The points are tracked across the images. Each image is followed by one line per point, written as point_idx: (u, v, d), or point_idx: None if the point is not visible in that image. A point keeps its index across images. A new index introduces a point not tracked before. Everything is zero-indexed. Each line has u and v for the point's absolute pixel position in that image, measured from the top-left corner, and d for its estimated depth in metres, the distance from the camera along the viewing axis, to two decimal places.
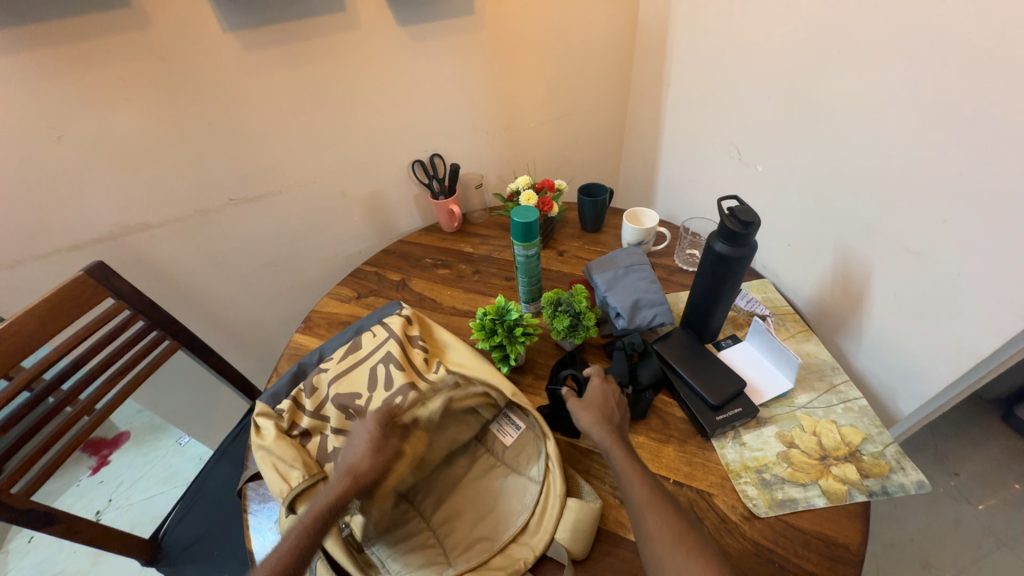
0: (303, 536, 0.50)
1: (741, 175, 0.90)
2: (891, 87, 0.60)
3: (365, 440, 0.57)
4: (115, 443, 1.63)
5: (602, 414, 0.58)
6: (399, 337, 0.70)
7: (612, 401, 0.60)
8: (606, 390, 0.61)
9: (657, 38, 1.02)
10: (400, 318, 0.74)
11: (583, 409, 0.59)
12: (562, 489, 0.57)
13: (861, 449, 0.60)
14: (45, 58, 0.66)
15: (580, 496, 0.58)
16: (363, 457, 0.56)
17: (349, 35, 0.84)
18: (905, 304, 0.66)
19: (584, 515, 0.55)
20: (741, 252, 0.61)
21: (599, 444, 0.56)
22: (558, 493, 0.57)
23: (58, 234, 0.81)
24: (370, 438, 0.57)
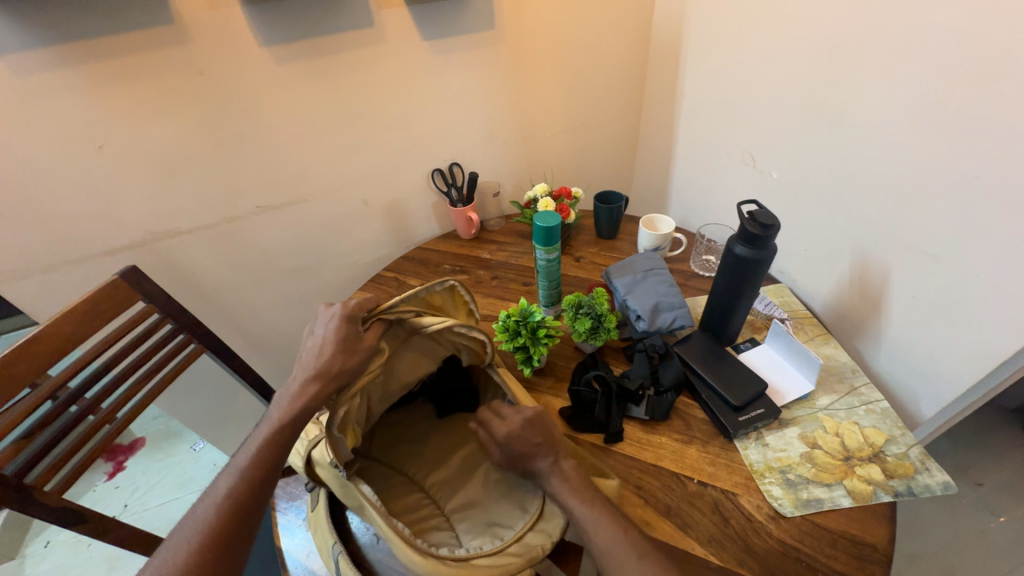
0: (267, 446, 0.53)
1: (756, 182, 0.92)
2: (905, 95, 0.62)
3: (331, 337, 0.57)
4: (131, 449, 1.62)
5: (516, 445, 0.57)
6: None
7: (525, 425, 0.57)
8: (519, 415, 0.59)
9: (671, 51, 1.05)
10: None
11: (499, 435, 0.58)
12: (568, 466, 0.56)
13: (885, 450, 0.60)
14: (92, 71, 0.70)
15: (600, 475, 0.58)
16: (328, 354, 0.56)
17: (376, 49, 0.88)
18: (925, 307, 0.67)
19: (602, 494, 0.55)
20: (760, 254, 0.63)
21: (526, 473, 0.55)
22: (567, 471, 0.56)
23: (93, 240, 0.83)
24: (335, 337, 0.57)
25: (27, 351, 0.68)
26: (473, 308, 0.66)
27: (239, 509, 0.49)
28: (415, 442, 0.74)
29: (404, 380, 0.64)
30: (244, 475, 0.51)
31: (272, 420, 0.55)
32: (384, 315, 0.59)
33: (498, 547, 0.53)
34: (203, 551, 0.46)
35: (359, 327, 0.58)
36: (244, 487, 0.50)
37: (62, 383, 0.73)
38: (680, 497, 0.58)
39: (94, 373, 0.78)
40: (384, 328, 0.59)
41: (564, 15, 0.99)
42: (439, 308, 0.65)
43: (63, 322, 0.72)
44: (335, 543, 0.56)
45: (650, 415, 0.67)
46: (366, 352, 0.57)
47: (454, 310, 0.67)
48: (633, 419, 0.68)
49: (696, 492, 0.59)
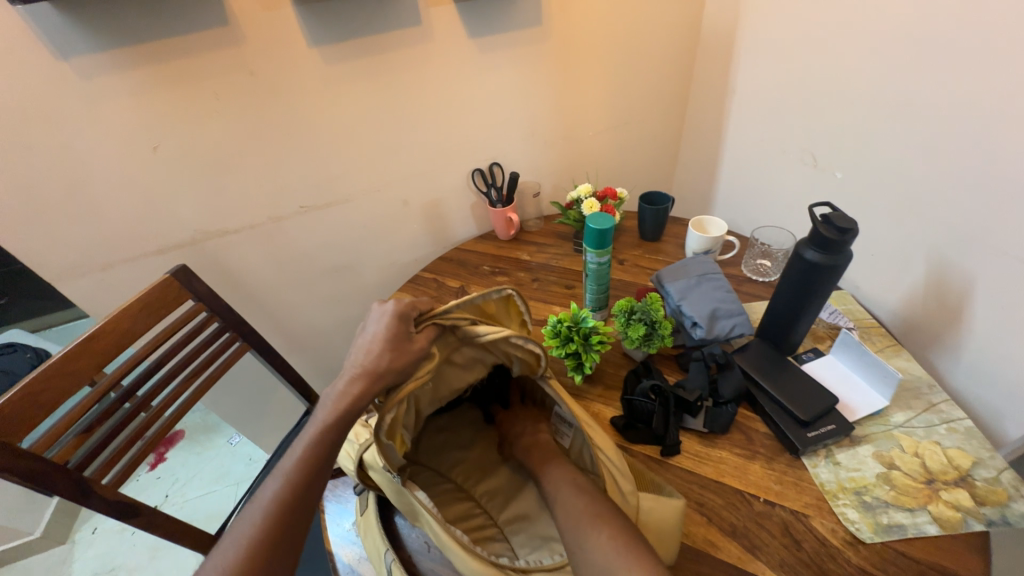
0: (312, 447, 0.52)
1: (816, 182, 0.87)
2: (998, 88, 0.57)
3: (380, 338, 0.56)
4: (170, 442, 1.67)
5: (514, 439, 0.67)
6: None
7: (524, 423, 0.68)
8: (526, 414, 0.70)
9: (724, 45, 1.01)
10: None
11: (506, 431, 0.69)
12: (630, 486, 0.54)
13: (972, 473, 0.56)
14: (149, 73, 0.71)
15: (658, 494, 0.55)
16: (375, 354, 0.55)
17: (422, 48, 0.87)
18: (1015, 320, 0.61)
19: (664, 515, 0.52)
20: (835, 261, 0.58)
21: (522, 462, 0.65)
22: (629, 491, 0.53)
23: (146, 239, 0.85)
24: (385, 335, 0.55)
25: (86, 348, 0.69)
26: (528, 319, 0.63)
27: (286, 514, 0.49)
28: (463, 448, 0.73)
29: (452, 386, 0.63)
30: (291, 478, 0.51)
31: (318, 422, 0.54)
32: (438, 319, 0.57)
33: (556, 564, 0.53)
34: (253, 554, 0.46)
35: (410, 327, 0.57)
36: (292, 491, 0.50)
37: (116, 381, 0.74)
38: (746, 516, 0.55)
39: (146, 370, 0.80)
40: (437, 332, 0.57)
41: (612, 11, 0.96)
42: (493, 316, 0.63)
43: (119, 320, 0.73)
44: (387, 551, 0.55)
45: (709, 427, 0.64)
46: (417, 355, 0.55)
47: (507, 321, 0.64)
48: (690, 431, 0.65)
49: (763, 513, 0.55)
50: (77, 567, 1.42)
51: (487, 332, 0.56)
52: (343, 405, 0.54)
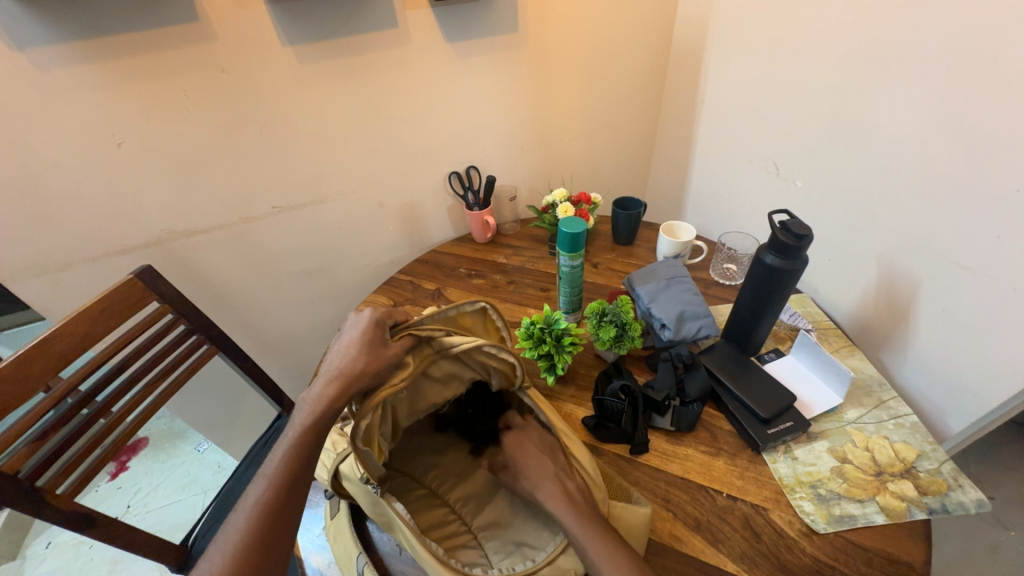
0: (293, 451, 0.52)
1: (778, 191, 0.91)
2: (941, 106, 0.61)
3: (355, 343, 0.56)
4: (134, 450, 1.60)
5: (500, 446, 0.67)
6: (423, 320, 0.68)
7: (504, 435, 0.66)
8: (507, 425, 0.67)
9: (693, 57, 1.05)
10: None
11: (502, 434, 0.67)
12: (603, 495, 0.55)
13: (916, 465, 0.59)
14: (113, 69, 0.69)
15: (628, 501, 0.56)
16: (349, 358, 0.55)
17: (398, 52, 0.87)
18: (957, 320, 0.65)
19: (636, 522, 0.53)
20: (793, 265, 0.62)
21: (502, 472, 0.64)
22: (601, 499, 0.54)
23: (108, 239, 0.82)
24: (359, 340, 0.56)
25: (41, 352, 0.67)
26: (506, 334, 0.64)
27: (269, 520, 0.49)
28: (436, 453, 0.74)
29: (430, 400, 0.64)
30: (274, 483, 0.51)
31: (297, 426, 0.53)
32: (414, 330, 0.58)
33: (531, 568, 0.53)
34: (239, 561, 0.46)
35: (385, 333, 0.57)
36: (275, 496, 0.50)
37: (73, 386, 0.71)
38: (709, 511, 0.57)
39: (105, 375, 0.77)
40: (412, 343, 0.57)
41: (587, 21, 0.99)
42: (470, 330, 0.64)
43: (79, 322, 0.71)
44: (360, 556, 0.55)
45: (675, 426, 0.66)
46: (390, 364, 0.55)
47: (485, 336, 0.65)
48: (658, 429, 0.67)
49: (725, 507, 0.57)
50: None
51: (460, 342, 0.57)
52: (321, 408, 0.53)
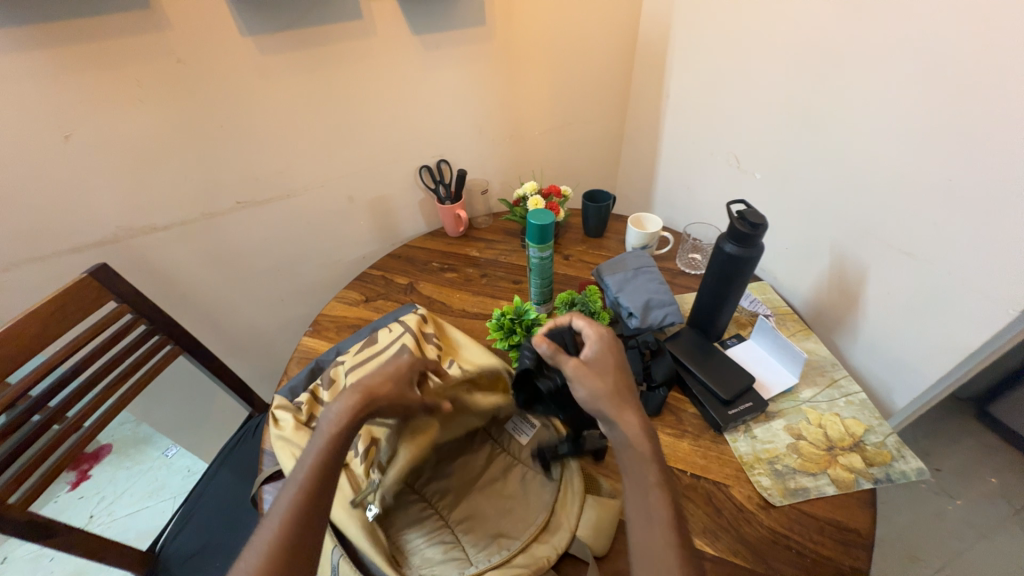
0: (323, 457, 0.49)
1: (739, 183, 0.95)
2: (884, 100, 0.65)
3: (388, 371, 0.56)
4: (96, 457, 1.53)
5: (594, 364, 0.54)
6: (413, 331, 0.71)
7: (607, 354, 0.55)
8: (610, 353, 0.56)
9: (657, 52, 1.07)
10: (416, 316, 0.75)
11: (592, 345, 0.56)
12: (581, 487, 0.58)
13: (864, 439, 0.63)
14: (55, 58, 0.65)
15: (598, 493, 0.59)
16: (382, 387, 0.54)
17: (363, 43, 0.86)
18: (901, 303, 0.70)
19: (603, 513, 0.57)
20: (749, 254, 0.64)
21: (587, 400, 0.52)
22: (578, 491, 0.58)
23: (58, 236, 0.79)
24: (394, 369, 0.56)
25: None
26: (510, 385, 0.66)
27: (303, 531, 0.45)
28: None
29: None
30: (306, 490, 0.47)
31: (320, 437, 0.50)
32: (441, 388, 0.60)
33: (505, 557, 0.53)
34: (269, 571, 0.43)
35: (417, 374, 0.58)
36: (307, 505, 0.47)
37: (23, 392, 0.68)
38: (675, 490, 0.60)
39: (60, 379, 0.73)
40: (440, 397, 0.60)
41: (553, 15, 0.99)
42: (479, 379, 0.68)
43: (28, 325, 0.68)
44: (336, 548, 0.55)
45: (642, 410, 0.68)
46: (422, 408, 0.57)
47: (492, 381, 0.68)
48: None
49: (688, 485, 0.60)
50: None
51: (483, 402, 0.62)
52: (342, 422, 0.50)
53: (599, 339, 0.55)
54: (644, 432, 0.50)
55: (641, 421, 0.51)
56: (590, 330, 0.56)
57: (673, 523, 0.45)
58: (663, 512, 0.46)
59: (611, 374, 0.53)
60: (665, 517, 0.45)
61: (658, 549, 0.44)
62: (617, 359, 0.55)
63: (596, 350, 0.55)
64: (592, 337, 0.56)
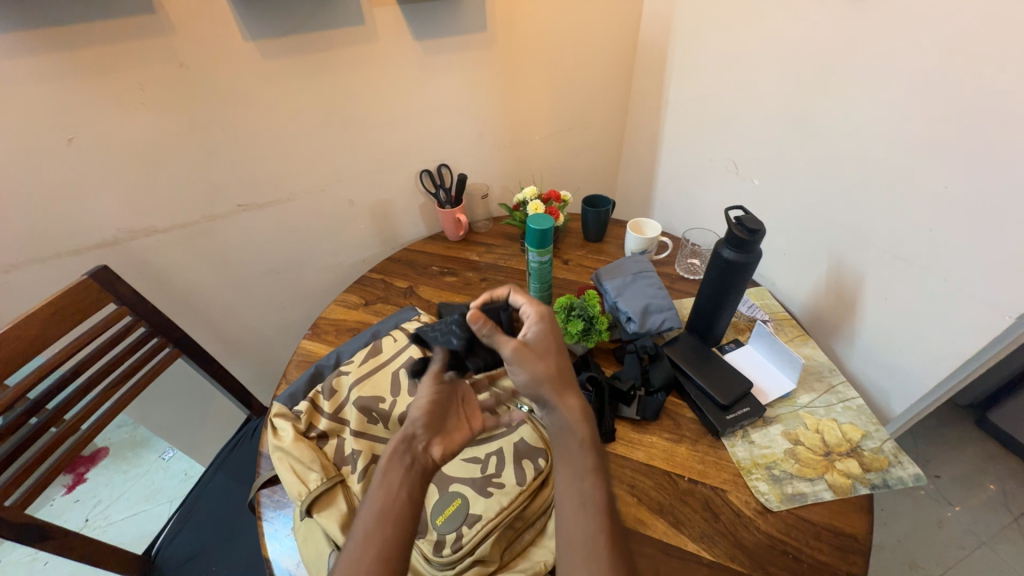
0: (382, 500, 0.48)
1: (738, 189, 0.95)
2: (881, 107, 0.65)
3: (420, 401, 0.55)
4: (93, 460, 1.53)
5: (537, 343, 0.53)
6: None
7: (551, 335, 0.54)
8: (554, 330, 0.55)
9: (657, 58, 1.08)
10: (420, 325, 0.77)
11: (535, 324, 0.55)
12: None
13: (861, 445, 0.63)
14: (60, 61, 0.66)
15: None
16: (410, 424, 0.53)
17: (366, 48, 0.87)
18: (898, 309, 0.70)
19: None
20: (747, 259, 0.65)
21: (528, 382, 0.52)
22: None
23: (59, 238, 0.79)
24: (427, 399, 0.55)
25: None
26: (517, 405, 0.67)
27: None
28: None
29: None
30: (371, 534, 0.46)
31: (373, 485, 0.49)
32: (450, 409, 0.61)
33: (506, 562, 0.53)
34: None
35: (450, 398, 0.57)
36: (380, 549, 0.45)
37: (22, 394, 0.68)
38: (673, 494, 0.60)
39: (58, 381, 0.73)
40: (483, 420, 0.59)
41: (554, 21, 1.00)
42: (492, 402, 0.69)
43: (27, 327, 0.68)
44: (332, 553, 0.54)
45: (641, 415, 0.68)
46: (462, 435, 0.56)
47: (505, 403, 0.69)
48: (625, 419, 0.69)
49: (686, 490, 0.60)
50: None
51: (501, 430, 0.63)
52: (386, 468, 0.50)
53: (540, 320, 0.54)
54: (583, 416, 0.51)
55: (581, 403, 0.52)
56: (532, 310, 0.55)
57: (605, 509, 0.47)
58: (596, 499, 0.47)
59: (553, 357, 0.53)
60: (598, 503, 0.47)
61: (584, 537, 0.45)
62: (557, 341, 0.54)
63: (537, 331, 0.54)
64: (534, 318, 0.55)
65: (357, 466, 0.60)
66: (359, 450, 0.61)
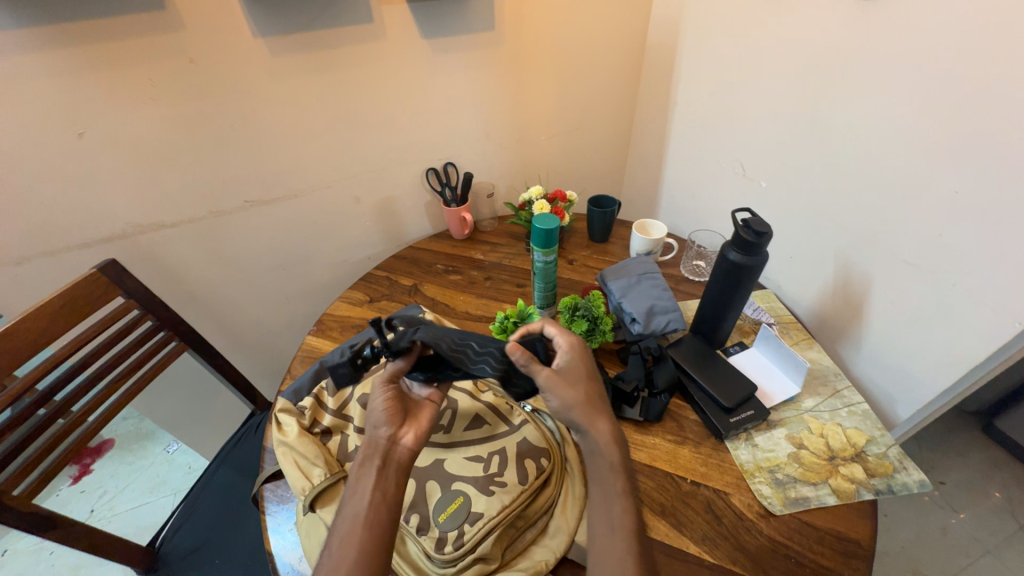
0: (357, 511, 0.49)
1: (745, 191, 0.95)
2: (892, 110, 0.65)
3: (377, 407, 0.55)
4: (98, 451, 1.56)
5: (571, 372, 0.55)
6: None
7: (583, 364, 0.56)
8: (587, 359, 0.57)
9: (665, 58, 1.08)
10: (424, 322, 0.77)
11: (567, 353, 0.56)
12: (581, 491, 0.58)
13: (866, 450, 0.63)
14: (71, 56, 0.66)
15: None
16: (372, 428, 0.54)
17: (374, 45, 0.87)
18: (905, 314, 0.70)
19: None
20: (754, 261, 0.65)
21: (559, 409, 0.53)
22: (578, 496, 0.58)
23: (68, 232, 0.79)
24: (383, 407, 0.55)
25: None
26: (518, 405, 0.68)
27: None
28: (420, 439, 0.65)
29: None
30: (352, 543, 0.47)
31: (349, 497, 0.51)
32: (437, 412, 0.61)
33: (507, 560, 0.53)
34: None
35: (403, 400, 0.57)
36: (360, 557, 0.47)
37: (29, 386, 0.68)
38: (675, 496, 0.60)
39: (65, 373, 0.74)
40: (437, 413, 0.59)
41: (562, 20, 1.00)
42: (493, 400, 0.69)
43: (36, 319, 0.69)
44: None
45: (644, 416, 0.68)
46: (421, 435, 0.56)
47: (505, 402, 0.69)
48: (628, 420, 0.69)
49: (688, 492, 0.60)
50: None
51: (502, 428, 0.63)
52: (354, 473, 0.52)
53: (570, 349, 0.56)
54: (613, 441, 0.53)
55: (611, 428, 0.54)
56: (563, 339, 0.57)
57: (634, 531, 0.49)
58: (625, 522, 0.50)
59: (583, 383, 0.55)
60: (627, 528, 0.49)
61: (618, 562, 0.47)
62: (588, 369, 0.56)
63: (568, 360, 0.56)
64: (563, 347, 0.56)
65: None
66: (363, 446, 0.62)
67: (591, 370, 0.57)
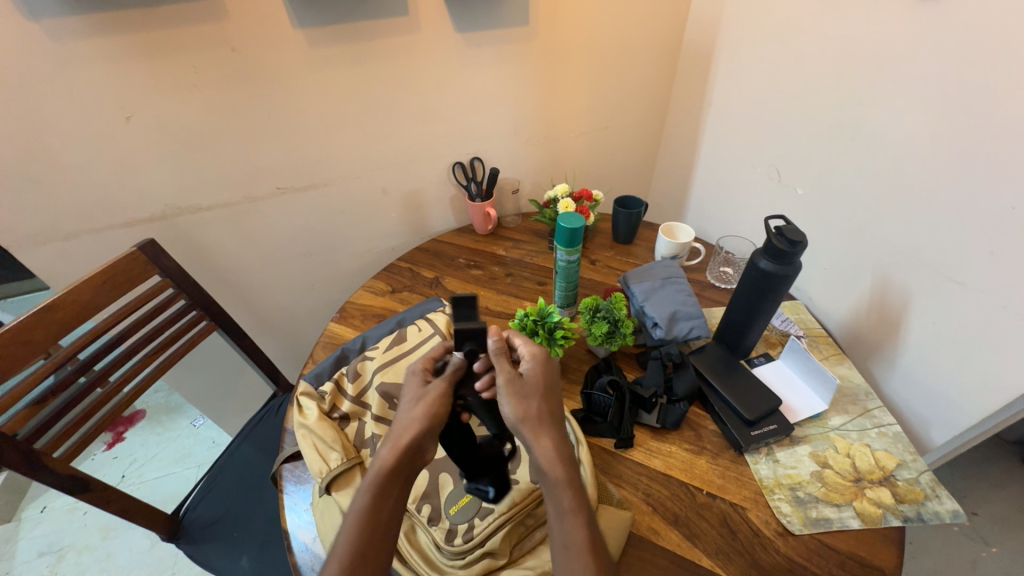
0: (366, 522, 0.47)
1: (779, 198, 0.91)
2: (945, 119, 0.61)
3: (412, 410, 0.52)
4: (131, 421, 1.64)
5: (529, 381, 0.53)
6: (443, 334, 0.75)
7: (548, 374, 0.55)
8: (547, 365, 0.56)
9: (702, 58, 1.05)
10: (444, 315, 0.79)
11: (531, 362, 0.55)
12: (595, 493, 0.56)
13: (896, 474, 0.60)
14: (121, 42, 0.69)
15: (610, 503, 0.57)
16: (413, 435, 0.50)
17: (407, 38, 0.87)
18: (947, 334, 0.66)
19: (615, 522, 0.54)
20: (786, 271, 0.62)
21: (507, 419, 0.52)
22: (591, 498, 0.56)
23: (111, 211, 0.83)
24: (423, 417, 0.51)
25: (42, 319, 0.68)
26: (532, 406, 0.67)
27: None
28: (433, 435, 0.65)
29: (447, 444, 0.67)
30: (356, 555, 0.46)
31: (358, 506, 0.48)
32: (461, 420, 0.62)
33: (517, 558, 0.52)
34: None
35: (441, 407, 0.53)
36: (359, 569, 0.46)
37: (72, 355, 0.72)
38: (689, 507, 0.58)
39: (104, 346, 0.78)
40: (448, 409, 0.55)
41: (598, 17, 0.98)
42: None
43: (79, 293, 0.72)
44: None
45: (661, 423, 0.67)
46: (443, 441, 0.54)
47: None
48: (644, 426, 0.68)
49: (703, 504, 0.59)
50: (23, 546, 1.36)
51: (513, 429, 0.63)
52: (380, 480, 0.49)
53: (533, 358, 0.55)
54: (559, 457, 0.50)
55: (556, 444, 0.50)
56: (529, 347, 0.56)
57: (588, 550, 0.46)
58: (578, 538, 0.46)
59: (536, 398, 0.53)
60: (581, 544, 0.46)
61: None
62: (546, 383, 0.54)
63: (530, 368, 0.55)
64: (528, 355, 0.56)
65: (375, 450, 0.62)
66: (379, 434, 0.63)
67: (548, 382, 0.55)
